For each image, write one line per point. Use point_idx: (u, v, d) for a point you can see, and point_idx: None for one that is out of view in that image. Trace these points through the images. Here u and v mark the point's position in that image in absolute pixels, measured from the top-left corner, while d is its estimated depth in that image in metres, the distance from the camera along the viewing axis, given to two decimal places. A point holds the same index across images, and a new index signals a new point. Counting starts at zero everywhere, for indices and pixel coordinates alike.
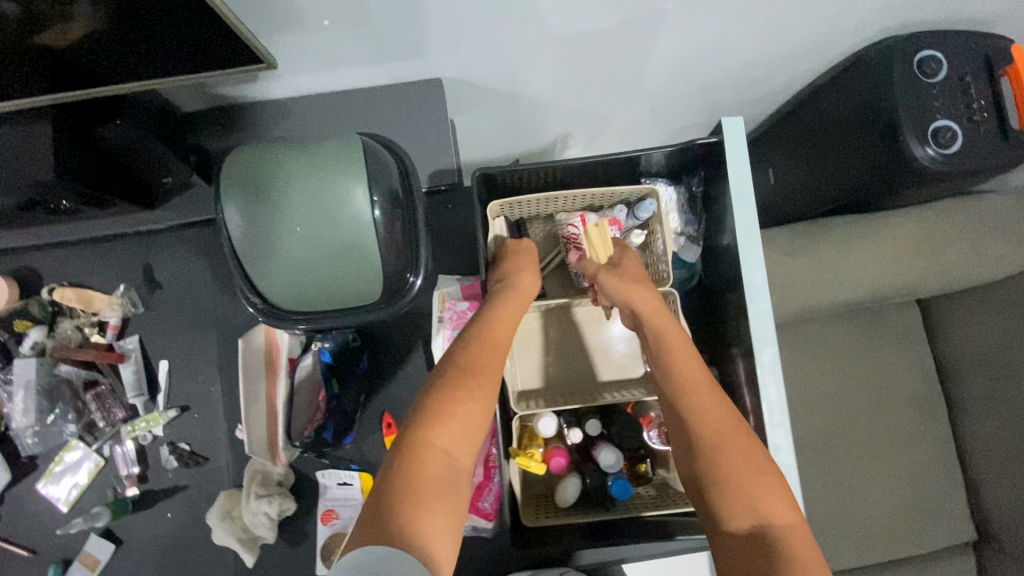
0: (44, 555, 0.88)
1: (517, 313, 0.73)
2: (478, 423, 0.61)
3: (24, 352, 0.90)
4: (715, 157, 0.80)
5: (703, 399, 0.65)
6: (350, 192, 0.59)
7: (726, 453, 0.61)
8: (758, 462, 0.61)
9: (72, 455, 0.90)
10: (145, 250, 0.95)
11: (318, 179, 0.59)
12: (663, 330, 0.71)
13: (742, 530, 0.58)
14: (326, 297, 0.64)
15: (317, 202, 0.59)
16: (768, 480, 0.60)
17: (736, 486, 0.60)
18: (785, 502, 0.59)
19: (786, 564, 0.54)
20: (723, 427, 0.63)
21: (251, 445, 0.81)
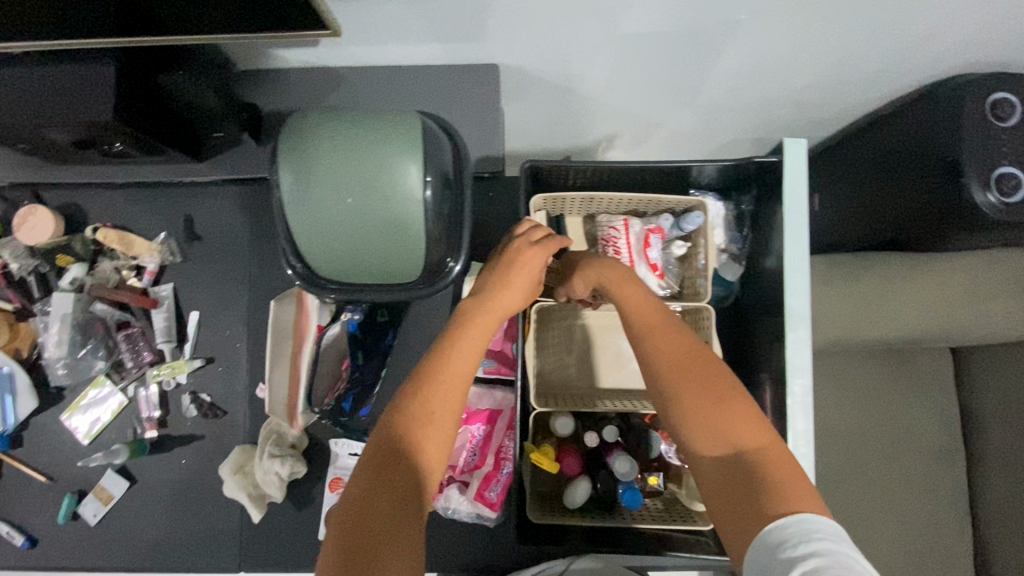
0: (61, 484, 0.91)
1: (484, 329, 0.64)
2: (451, 396, 0.58)
3: (64, 286, 0.93)
4: (768, 177, 0.78)
5: (662, 353, 0.62)
6: (408, 171, 0.59)
7: (686, 398, 0.58)
8: (719, 393, 0.58)
9: (99, 390, 0.92)
10: (189, 200, 0.96)
11: (377, 155, 0.59)
12: (620, 288, 0.68)
13: (717, 460, 0.56)
14: (363, 270, 0.64)
15: (372, 176, 0.59)
16: (734, 408, 0.57)
17: (704, 426, 0.57)
18: (754, 424, 0.56)
19: (772, 497, 0.51)
20: (691, 378, 0.59)
21: (269, 398, 0.82)
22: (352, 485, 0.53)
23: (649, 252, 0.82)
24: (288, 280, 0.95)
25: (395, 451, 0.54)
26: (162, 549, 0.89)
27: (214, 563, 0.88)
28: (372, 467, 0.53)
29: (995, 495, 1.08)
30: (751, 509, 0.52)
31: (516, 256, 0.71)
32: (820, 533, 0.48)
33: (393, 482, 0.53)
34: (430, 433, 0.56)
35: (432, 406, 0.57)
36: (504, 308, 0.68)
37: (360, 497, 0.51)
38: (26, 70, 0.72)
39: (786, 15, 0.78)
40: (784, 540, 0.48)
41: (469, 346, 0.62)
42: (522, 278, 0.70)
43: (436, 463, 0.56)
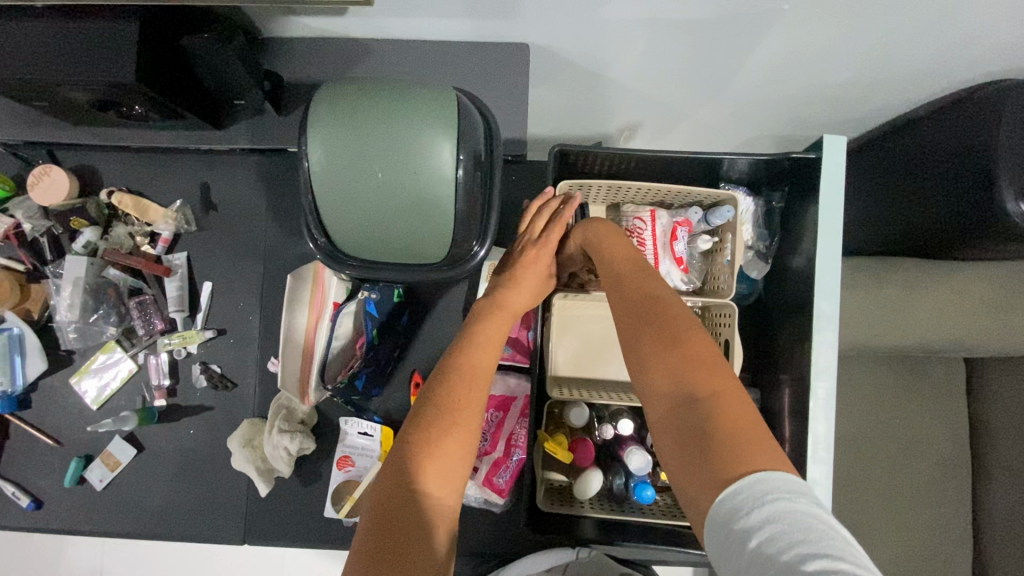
0: (68, 447, 0.91)
1: (502, 325, 0.67)
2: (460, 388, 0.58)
3: (77, 249, 0.91)
4: (803, 174, 0.77)
5: (629, 307, 0.60)
6: (443, 146, 0.57)
7: (645, 346, 0.56)
8: (677, 339, 0.55)
9: (108, 356, 0.91)
10: (206, 169, 0.94)
11: (409, 129, 0.57)
12: (612, 249, 0.69)
13: (668, 408, 0.52)
14: (387, 248, 0.63)
15: (404, 151, 0.57)
16: (692, 355, 0.53)
17: (661, 374, 0.53)
18: (712, 371, 0.52)
19: (716, 446, 0.47)
20: (651, 331, 0.56)
21: (285, 376, 0.80)
22: (378, 478, 0.53)
23: (675, 245, 0.81)
24: (305, 255, 0.93)
25: (414, 440, 0.54)
26: (167, 518, 0.89)
27: (218, 534, 0.88)
28: (393, 458, 0.54)
29: (1001, 507, 1.07)
30: (697, 459, 0.48)
31: (522, 260, 0.74)
32: (774, 495, 0.42)
33: (415, 472, 0.52)
34: (453, 421, 0.55)
35: (452, 392, 0.58)
36: (515, 309, 0.70)
37: (385, 488, 0.52)
38: (49, 26, 0.70)
39: (831, 7, 0.76)
40: (735, 510, 0.43)
41: (487, 340, 0.64)
42: (530, 276, 0.73)
43: (462, 451, 0.55)
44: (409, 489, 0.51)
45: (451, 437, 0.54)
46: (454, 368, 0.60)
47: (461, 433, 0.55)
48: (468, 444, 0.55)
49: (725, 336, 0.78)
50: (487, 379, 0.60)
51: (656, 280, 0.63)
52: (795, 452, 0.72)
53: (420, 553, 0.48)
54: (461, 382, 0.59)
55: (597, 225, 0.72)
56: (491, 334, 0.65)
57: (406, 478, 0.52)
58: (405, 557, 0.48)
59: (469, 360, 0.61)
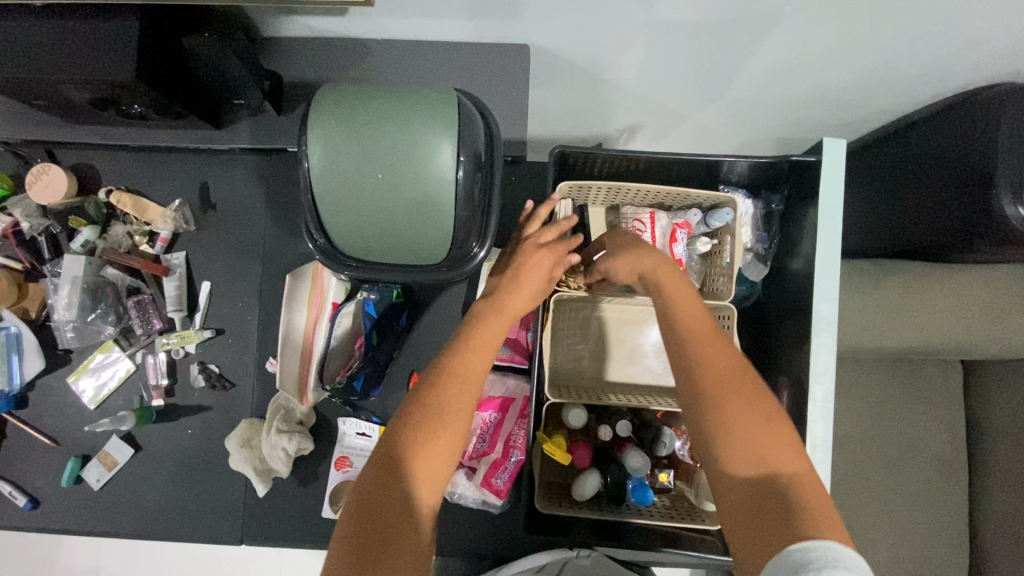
0: (66, 447, 0.91)
1: (500, 328, 0.66)
2: (456, 399, 0.58)
3: (75, 248, 0.91)
4: (803, 177, 0.77)
5: (709, 361, 0.58)
6: (445, 147, 0.57)
7: (724, 407, 0.56)
8: (765, 413, 0.55)
9: (106, 355, 0.91)
10: (206, 169, 0.94)
11: (410, 132, 0.57)
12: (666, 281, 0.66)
13: (745, 477, 0.53)
14: (386, 250, 0.63)
15: (406, 154, 0.57)
16: (774, 430, 0.54)
17: (742, 441, 0.54)
18: (790, 449, 0.54)
19: (801, 519, 0.49)
20: (734, 394, 0.56)
21: (282, 380, 0.80)
22: (362, 476, 0.54)
23: (675, 247, 0.81)
24: (304, 256, 0.93)
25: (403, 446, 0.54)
26: (164, 517, 0.89)
27: (215, 534, 0.88)
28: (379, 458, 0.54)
29: (999, 510, 1.07)
30: (777, 527, 0.49)
31: (526, 262, 0.72)
32: (843, 563, 0.45)
33: (402, 477, 0.53)
34: (442, 427, 0.56)
35: (443, 396, 0.58)
36: (514, 311, 0.69)
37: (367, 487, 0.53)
38: (49, 23, 0.70)
39: (831, 10, 0.76)
40: (805, 562, 0.45)
41: (482, 344, 0.63)
42: (531, 278, 0.71)
43: (449, 456, 0.55)
44: (392, 491, 0.52)
45: (439, 447, 0.55)
46: (452, 374, 0.59)
47: (449, 445, 0.55)
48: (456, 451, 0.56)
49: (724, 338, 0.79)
50: (480, 388, 0.59)
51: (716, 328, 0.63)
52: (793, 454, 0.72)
53: (400, 556, 0.49)
54: (459, 395, 0.58)
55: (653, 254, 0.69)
56: (487, 337, 0.64)
57: (392, 487, 0.52)
58: (385, 559, 0.49)
59: (467, 366, 0.60)
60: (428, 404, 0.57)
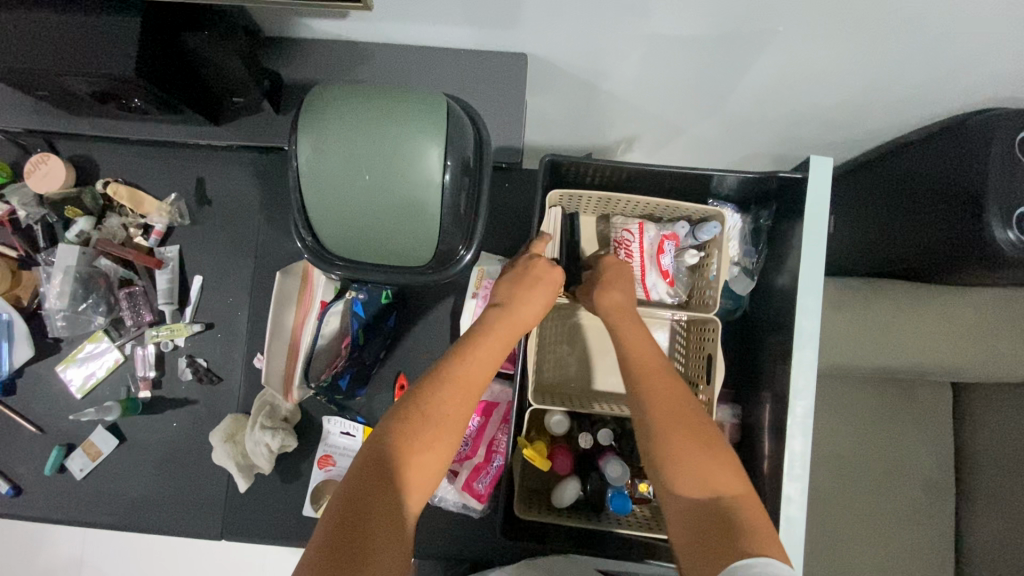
0: (51, 435, 0.91)
1: (508, 336, 0.68)
2: (453, 410, 0.60)
3: (70, 238, 0.92)
4: (791, 194, 0.77)
5: (653, 396, 0.62)
6: (432, 148, 0.58)
7: (670, 434, 0.59)
8: (707, 441, 0.59)
9: (95, 345, 0.92)
10: (203, 164, 0.95)
11: (397, 134, 0.58)
12: (620, 322, 0.71)
13: (691, 501, 0.56)
14: (373, 249, 0.64)
15: (392, 154, 0.58)
16: (716, 457, 0.58)
17: (686, 466, 0.57)
18: (730, 471, 0.57)
19: (740, 536, 0.51)
20: (677, 421, 0.60)
21: (268, 376, 0.81)
22: (353, 474, 0.55)
23: (662, 258, 0.81)
24: (296, 254, 0.94)
25: (398, 447, 0.56)
26: (145, 509, 0.89)
27: (195, 529, 0.88)
28: (372, 457, 0.56)
29: (982, 535, 1.07)
30: (717, 544, 0.52)
31: (541, 274, 0.73)
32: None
33: (394, 478, 0.55)
34: (438, 433, 0.58)
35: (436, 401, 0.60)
36: (523, 321, 0.70)
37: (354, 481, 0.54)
38: (48, 15, 0.71)
39: (825, 29, 0.77)
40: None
41: (484, 356, 0.65)
42: (541, 292, 0.72)
43: (439, 460, 0.58)
44: (383, 492, 0.54)
45: (433, 455, 0.57)
46: (448, 380, 0.62)
47: (441, 455, 0.58)
48: (445, 457, 0.58)
49: (709, 350, 0.79)
50: (478, 397, 0.62)
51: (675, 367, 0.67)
52: (772, 468, 0.73)
53: (381, 555, 0.50)
54: (456, 408, 0.61)
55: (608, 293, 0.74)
56: (493, 344, 0.67)
57: (386, 487, 0.54)
58: (370, 556, 0.50)
59: (464, 373, 0.63)
60: (427, 411, 0.59)
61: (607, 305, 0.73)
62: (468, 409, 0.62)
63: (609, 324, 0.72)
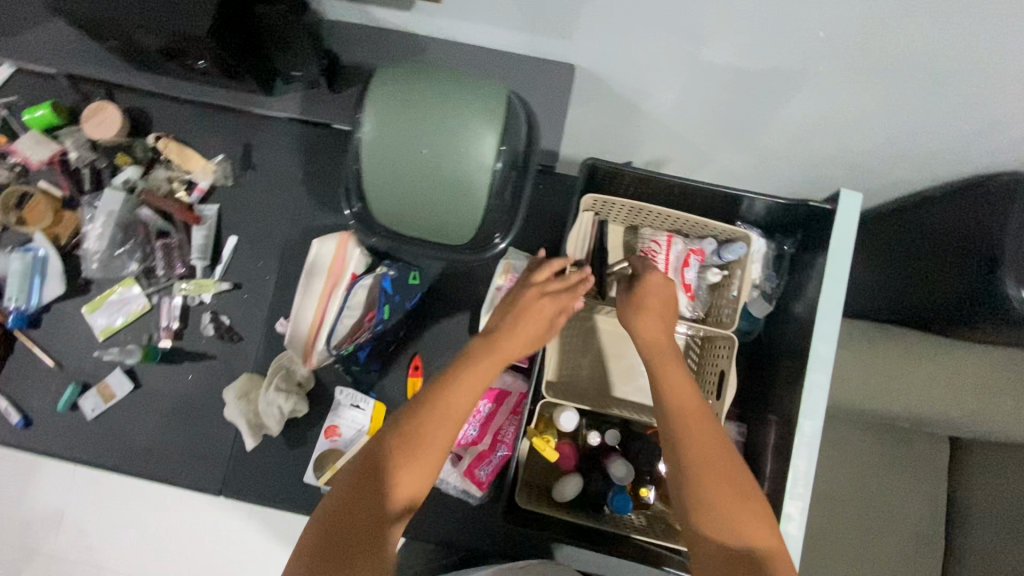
0: (68, 372, 0.93)
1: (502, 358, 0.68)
2: (438, 435, 0.60)
3: (115, 184, 0.95)
4: (815, 225, 0.80)
5: (699, 443, 0.63)
6: (471, 130, 0.61)
7: (711, 485, 0.61)
8: (745, 492, 0.61)
9: (125, 291, 0.94)
10: (251, 132, 0.99)
11: (434, 116, 0.61)
12: (660, 357, 0.71)
13: (724, 549, 0.59)
14: (415, 222, 0.66)
15: (431, 135, 0.61)
16: (751, 510, 0.60)
17: (724, 516, 0.60)
18: (762, 523, 0.60)
19: None
20: (722, 472, 0.62)
21: (291, 338, 0.86)
22: (338, 493, 0.58)
23: (686, 272, 0.84)
24: (329, 227, 0.96)
25: (384, 469, 0.58)
26: (149, 457, 0.90)
27: (197, 482, 0.89)
28: (356, 480, 0.58)
29: None
30: None
31: (535, 296, 0.71)
32: None
33: (377, 501, 0.57)
34: (420, 459, 0.59)
35: (430, 435, 0.60)
36: (512, 351, 0.69)
37: (344, 504, 0.57)
38: None
39: (863, 75, 0.80)
40: None
41: (475, 380, 0.65)
42: (542, 312, 0.71)
43: (426, 484, 0.60)
44: (364, 515, 0.56)
45: (416, 480, 0.59)
46: (437, 404, 0.62)
47: (421, 481, 0.59)
48: (429, 479, 0.60)
49: (720, 367, 0.81)
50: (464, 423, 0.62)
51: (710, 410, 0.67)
52: (773, 488, 0.74)
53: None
54: (445, 434, 0.61)
55: (652, 324, 0.73)
56: (485, 368, 0.66)
57: (365, 513, 0.57)
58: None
59: (451, 399, 0.63)
60: (415, 436, 0.60)
61: (650, 336, 0.73)
62: (454, 434, 0.62)
63: (649, 355, 0.71)
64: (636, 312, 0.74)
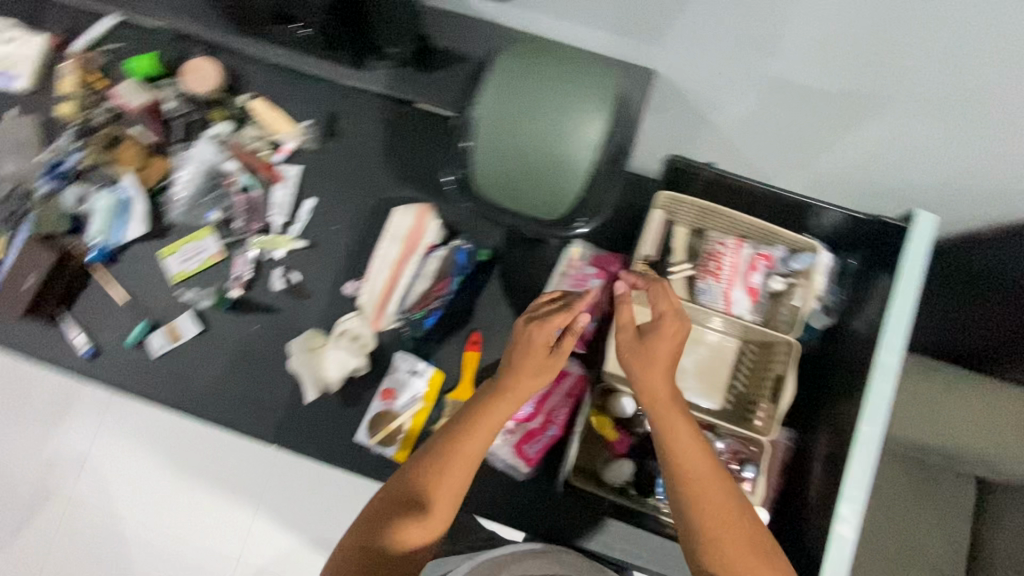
0: (139, 309, 0.97)
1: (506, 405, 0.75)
2: (450, 478, 0.72)
3: (208, 137, 1.00)
4: (882, 242, 0.82)
5: (700, 495, 0.69)
6: (582, 98, 0.65)
7: (714, 532, 0.68)
8: (747, 537, 0.68)
9: (203, 239, 0.98)
10: (338, 102, 1.03)
11: (519, 103, 0.65)
12: (662, 404, 0.72)
13: None
14: (517, 184, 0.69)
15: (520, 121, 0.65)
16: (751, 553, 0.68)
17: (727, 560, 0.68)
18: (762, 563, 0.67)
19: None
20: (723, 520, 0.69)
21: (365, 298, 0.92)
22: (370, 530, 0.72)
23: (752, 276, 0.88)
24: (403, 200, 1.00)
25: (402, 512, 0.71)
26: (208, 399, 0.93)
27: (251, 429, 0.92)
28: (382, 519, 0.72)
29: None
30: None
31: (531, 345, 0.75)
32: None
33: (400, 536, 0.71)
34: (435, 498, 0.72)
35: (443, 480, 0.72)
36: (518, 394, 0.76)
37: (371, 538, 0.72)
38: None
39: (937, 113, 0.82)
40: None
41: (480, 426, 0.74)
42: (541, 358, 0.75)
43: (443, 516, 0.72)
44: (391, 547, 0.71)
45: (432, 515, 0.71)
46: (447, 456, 0.73)
47: (439, 517, 0.72)
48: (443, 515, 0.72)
49: (777, 371, 0.84)
50: (473, 465, 0.73)
51: (710, 461, 0.71)
52: (824, 495, 0.75)
53: None
54: (457, 476, 0.73)
55: (654, 369, 0.73)
56: (489, 414, 0.75)
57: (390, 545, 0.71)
58: None
59: (459, 449, 0.73)
60: (430, 482, 0.72)
61: (650, 378, 0.73)
62: (464, 474, 0.73)
63: (651, 400, 0.73)
64: (638, 353, 0.74)
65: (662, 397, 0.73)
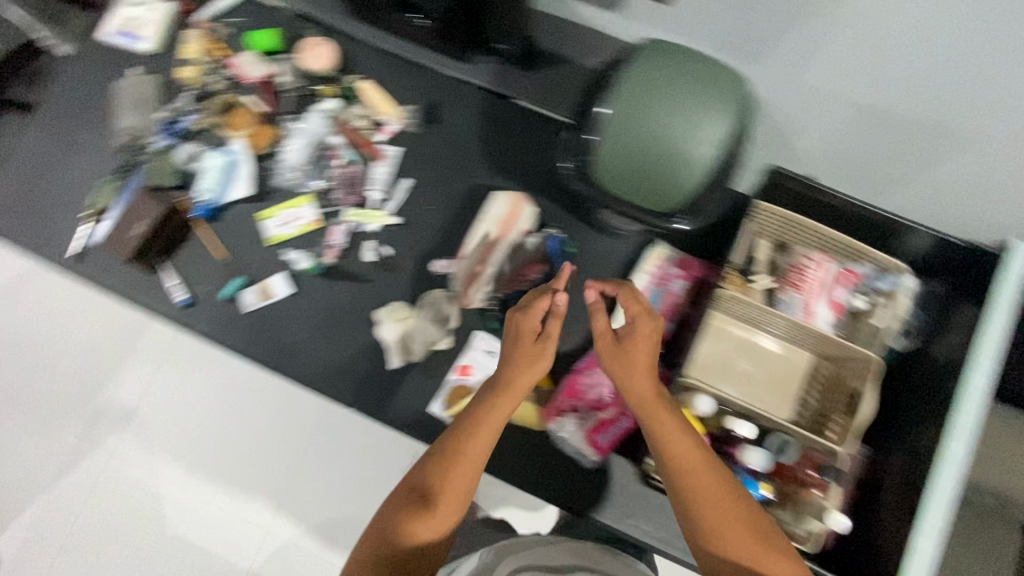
0: (235, 266, 1.01)
1: (499, 401, 0.78)
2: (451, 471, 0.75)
3: (318, 111, 1.06)
4: (972, 269, 0.85)
5: (698, 491, 0.70)
6: (722, 92, 0.69)
7: (718, 528, 0.69)
8: (751, 531, 0.68)
9: (304, 205, 1.03)
10: (441, 91, 1.07)
11: (664, 86, 0.69)
12: (647, 398, 0.74)
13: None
14: (644, 163, 0.71)
15: (653, 106, 0.69)
16: (755, 547, 0.68)
17: (734, 554, 0.68)
18: (771, 555, 0.67)
19: None
20: (724, 515, 0.69)
21: (456, 274, 0.98)
22: (376, 531, 0.74)
23: (836, 291, 0.91)
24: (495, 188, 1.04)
25: (404, 512, 0.74)
26: (292, 358, 0.97)
27: (332, 390, 0.95)
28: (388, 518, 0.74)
29: None
30: None
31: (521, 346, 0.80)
32: None
33: (406, 532, 0.73)
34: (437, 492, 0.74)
35: (441, 477, 0.75)
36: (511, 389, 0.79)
37: (376, 538, 0.74)
38: None
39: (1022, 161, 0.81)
40: None
41: (475, 419, 0.77)
42: (532, 356, 0.79)
43: (448, 508, 0.74)
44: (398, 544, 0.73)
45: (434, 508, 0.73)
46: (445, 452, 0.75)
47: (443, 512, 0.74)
48: (446, 508, 0.74)
49: (855, 386, 0.86)
50: (473, 459, 0.75)
51: (701, 456, 0.72)
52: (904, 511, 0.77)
53: None
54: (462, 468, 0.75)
55: (632, 366, 0.76)
56: (483, 411, 0.77)
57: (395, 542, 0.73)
58: None
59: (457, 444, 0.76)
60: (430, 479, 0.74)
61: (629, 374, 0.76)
62: (464, 466, 0.75)
63: (634, 397, 0.75)
64: (617, 353, 0.77)
65: (644, 391, 0.75)
